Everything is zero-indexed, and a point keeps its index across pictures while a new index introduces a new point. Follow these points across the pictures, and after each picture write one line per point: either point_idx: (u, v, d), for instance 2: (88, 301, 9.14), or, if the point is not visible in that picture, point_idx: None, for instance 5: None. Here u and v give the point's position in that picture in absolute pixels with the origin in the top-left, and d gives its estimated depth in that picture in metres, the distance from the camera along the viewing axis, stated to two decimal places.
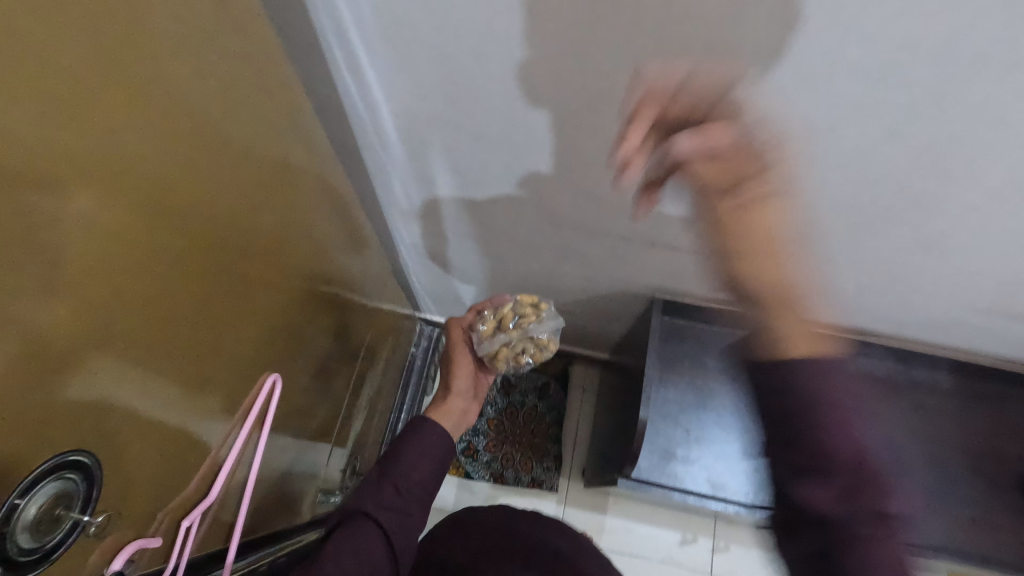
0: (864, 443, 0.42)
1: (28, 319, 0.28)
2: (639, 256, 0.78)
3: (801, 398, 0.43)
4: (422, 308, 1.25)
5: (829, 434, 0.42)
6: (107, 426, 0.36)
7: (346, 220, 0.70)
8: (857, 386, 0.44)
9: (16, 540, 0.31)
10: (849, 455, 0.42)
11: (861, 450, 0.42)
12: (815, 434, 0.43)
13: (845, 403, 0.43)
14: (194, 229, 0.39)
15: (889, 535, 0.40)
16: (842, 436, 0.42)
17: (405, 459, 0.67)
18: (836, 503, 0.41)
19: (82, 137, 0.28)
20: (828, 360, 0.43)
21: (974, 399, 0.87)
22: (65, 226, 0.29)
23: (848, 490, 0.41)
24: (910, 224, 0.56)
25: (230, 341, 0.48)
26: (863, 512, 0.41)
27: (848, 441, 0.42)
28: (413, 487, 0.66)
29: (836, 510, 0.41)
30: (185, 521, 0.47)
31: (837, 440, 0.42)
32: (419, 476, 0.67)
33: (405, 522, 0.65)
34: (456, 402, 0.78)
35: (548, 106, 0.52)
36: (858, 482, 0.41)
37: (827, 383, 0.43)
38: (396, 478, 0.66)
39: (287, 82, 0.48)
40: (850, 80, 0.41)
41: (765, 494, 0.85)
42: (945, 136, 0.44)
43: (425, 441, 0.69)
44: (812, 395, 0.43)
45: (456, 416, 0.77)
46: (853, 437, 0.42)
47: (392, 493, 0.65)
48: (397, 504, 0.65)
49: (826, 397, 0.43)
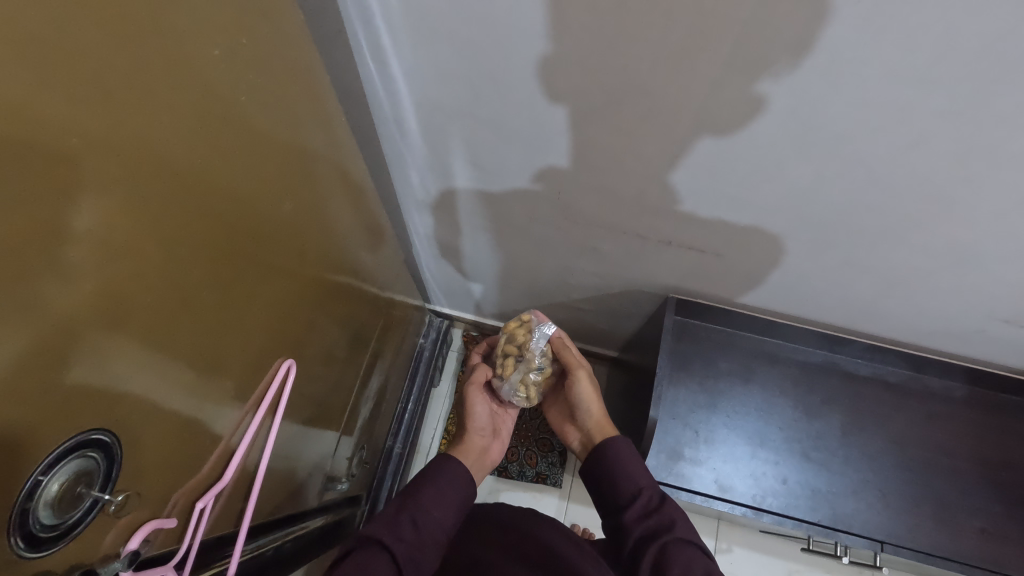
0: (650, 484, 0.61)
1: (47, 302, 0.28)
2: (656, 255, 0.77)
3: (608, 462, 0.63)
4: (432, 299, 1.25)
5: (623, 481, 0.61)
6: (125, 408, 0.36)
7: (362, 209, 0.69)
8: (627, 445, 0.64)
9: (38, 515, 0.31)
10: (627, 488, 0.61)
11: (652, 487, 0.61)
12: (619, 487, 0.61)
13: (626, 449, 0.64)
14: (212, 216, 0.40)
15: (696, 562, 0.54)
16: (626, 480, 0.61)
17: (429, 492, 0.61)
18: (643, 534, 0.57)
19: (105, 124, 0.29)
20: (616, 438, 0.65)
21: (988, 409, 0.86)
22: (87, 210, 0.29)
23: (651, 532, 0.56)
24: (931, 232, 0.55)
25: (244, 328, 0.48)
26: (658, 535, 0.56)
27: (630, 483, 0.61)
28: (433, 522, 0.59)
29: (644, 544, 0.56)
30: (200, 502, 0.47)
31: (623, 481, 0.61)
32: (441, 513, 0.61)
33: (420, 561, 0.57)
34: (476, 440, 0.78)
35: (571, 100, 0.51)
36: (659, 521, 0.57)
37: (628, 448, 0.64)
38: (416, 512, 0.59)
39: (309, 68, 0.48)
40: (881, 82, 0.40)
41: (775, 499, 0.84)
42: (978, 142, 0.43)
43: (451, 474, 0.64)
44: (612, 457, 0.63)
45: (475, 454, 0.77)
46: (632, 479, 0.61)
47: (410, 527, 0.58)
48: (414, 540, 0.57)
49: (629, 457, 0.63)
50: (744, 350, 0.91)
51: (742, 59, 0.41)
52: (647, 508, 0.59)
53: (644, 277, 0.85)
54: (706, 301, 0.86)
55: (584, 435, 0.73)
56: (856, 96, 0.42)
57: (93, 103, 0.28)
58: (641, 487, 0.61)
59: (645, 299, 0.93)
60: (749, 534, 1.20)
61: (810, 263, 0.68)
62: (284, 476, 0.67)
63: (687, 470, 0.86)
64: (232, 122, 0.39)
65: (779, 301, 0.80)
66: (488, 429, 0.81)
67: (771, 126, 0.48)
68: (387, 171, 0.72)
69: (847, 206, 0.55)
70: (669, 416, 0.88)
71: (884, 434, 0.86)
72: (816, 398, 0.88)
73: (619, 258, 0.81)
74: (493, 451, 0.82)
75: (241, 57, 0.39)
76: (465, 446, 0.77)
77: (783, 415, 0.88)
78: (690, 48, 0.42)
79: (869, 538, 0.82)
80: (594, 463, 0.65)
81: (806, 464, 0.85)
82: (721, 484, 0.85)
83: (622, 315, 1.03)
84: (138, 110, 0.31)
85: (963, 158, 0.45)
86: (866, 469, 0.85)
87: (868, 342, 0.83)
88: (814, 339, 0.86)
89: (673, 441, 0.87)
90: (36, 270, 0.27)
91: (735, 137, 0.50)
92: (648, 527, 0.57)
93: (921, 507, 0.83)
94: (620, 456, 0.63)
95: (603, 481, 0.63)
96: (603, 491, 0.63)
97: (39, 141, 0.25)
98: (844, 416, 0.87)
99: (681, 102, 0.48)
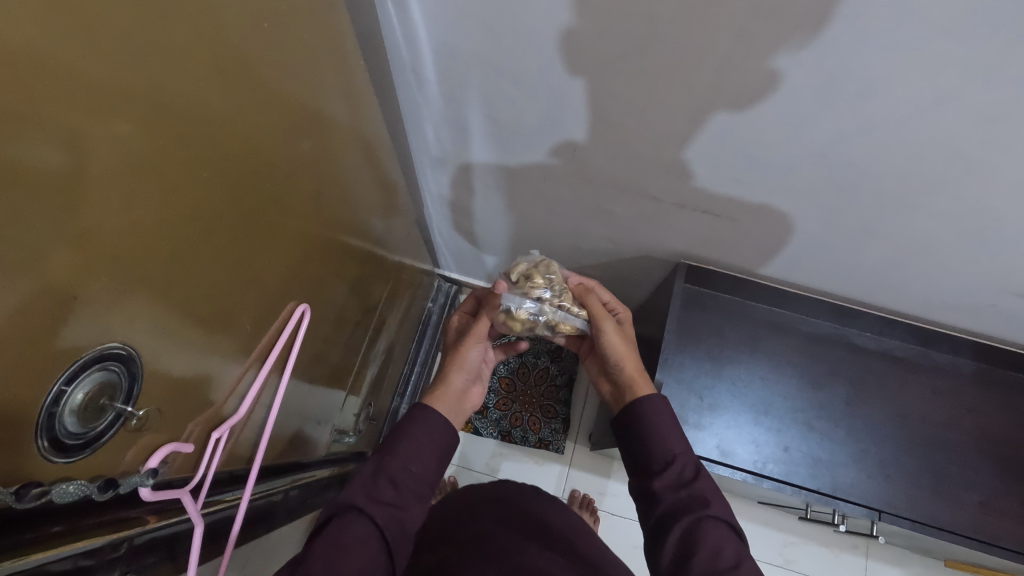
0: (684, 452, 0.61)
1: (59, 234, 0.28)
2: (670, 219, 0.77)
3: (644, 423, 0.63)
4: (441, 264, 1.26)
5: (657, 446, 0.61)
6: (140, 336, 0.36)
7: (376, 164, 0.70)
8: (667, 409, 0.63)
9: (63, 422, 0.32)
10: (661, 455, 0.60)
11: (687, 456, 0.60)
12: (652, 452, 0.61)
13: (663, 415, 0.63)
14: (220, 165, 0.39)
15: (727, 543, 0.54)
16: (661, 445, 0.61)
17: (405, 446, 0.58)
18: (670, 500, 0.57)
19: (110, 61, 0.28)
20: (656, 396, 0.64)
21: (992, 386, 0.86)
22: (100, 141, 0.29)
23: (682, 505, 0.57)
24: (953, 197, 0.54)
25: (256, 276, 0.49)
26: (682, 503, 0.57)
27: (665, 449, 0.61)
28: (414, 479, 0.57)
29: (667, 508, 0.57)
30: (215, 433, 0.48)
31: (657, 447, 0.61)
32: (420, 468, 0.58)
33: (405, 520, 0.55)
34: (456, 383, 0.69)
35: (587, 52, 0.50)
36: (692, 496, 0.57)
37: (666, 411, 0.63)
38: (393, 470, 0.56)
39: (329, 9, 0.47)
40: (914, 34, 0.38)
41: (775, 467, 0.85)
42: (1009, 103, 0.42)
43: (430, 427, 0.60)
44: (649, 418, 0.62)
45: (453, 399, 0.68)
46: (666, 445, 0.61)
47: (388, 487, 0.55)
48: (397, 501, 0.55)
49: (665, 420, 0.62)
50: (753, 320, 0.92)
51: (767, 6, 0.40)
52: (680, 479, 0.59)
53: (657, 243, 0.85)
54: (717, 269, 0.86)
55: (616, 387, 0.70)
56: (882, 61, 0.42)
57: (101, 35, 0.27)
58: (675, 454, 0.60)
59: (656, 266, 0.93)
60: (749, 506, 1.22)
61: (823, 231, 0.67)
62: (295, 423, 0.69)
63: (690, 434, 0.87)
64: (245, 76, 0.39)
65: (791, 271, 0.80)
66: (472, 373, 0.72)
67: (791, 94, 0.48)
68: (402, 124, 0.72)
69: (864, 171, 0.55)
70: (675, 381, 0.89)
71: (888, 406, 0.87)
72: (821, 368, 0.89)
73: (632, 222, 0.81)
74: (474, 397, 0.74)
75: (255, 6, 0.38)
76: (443, 391, 0.67)
77: (787, 385, 0.88)
78: (715, 10, 0.42)
79: (867, 507, 0.83)
80: (628, 421, 0.64)
81: (808, 433, 0.86)
82: (722, 450, 0.86)
83: (632, 282, 1.03)
84: (153, 56, 0.30)
85: (987, 119, 0.44)
86: (869, 440, 0.85)
87: (878, 315, 0.83)
88: (824, 310, 0.86)
89: (678, 406, 0.88)
90: (51, 214, 0.27)
91: (750, 108, 0.51)
92: (679, 500, 0.57)
93: (921, 480, 0.83)
94: (657, 422, 0.62)
95: (636, 445, 0.63)
96: (635, 454, 0.63)
97: (61, 65, 0.25)
98: (849, 388, 0.88)
99: (704, 60, 0.47)
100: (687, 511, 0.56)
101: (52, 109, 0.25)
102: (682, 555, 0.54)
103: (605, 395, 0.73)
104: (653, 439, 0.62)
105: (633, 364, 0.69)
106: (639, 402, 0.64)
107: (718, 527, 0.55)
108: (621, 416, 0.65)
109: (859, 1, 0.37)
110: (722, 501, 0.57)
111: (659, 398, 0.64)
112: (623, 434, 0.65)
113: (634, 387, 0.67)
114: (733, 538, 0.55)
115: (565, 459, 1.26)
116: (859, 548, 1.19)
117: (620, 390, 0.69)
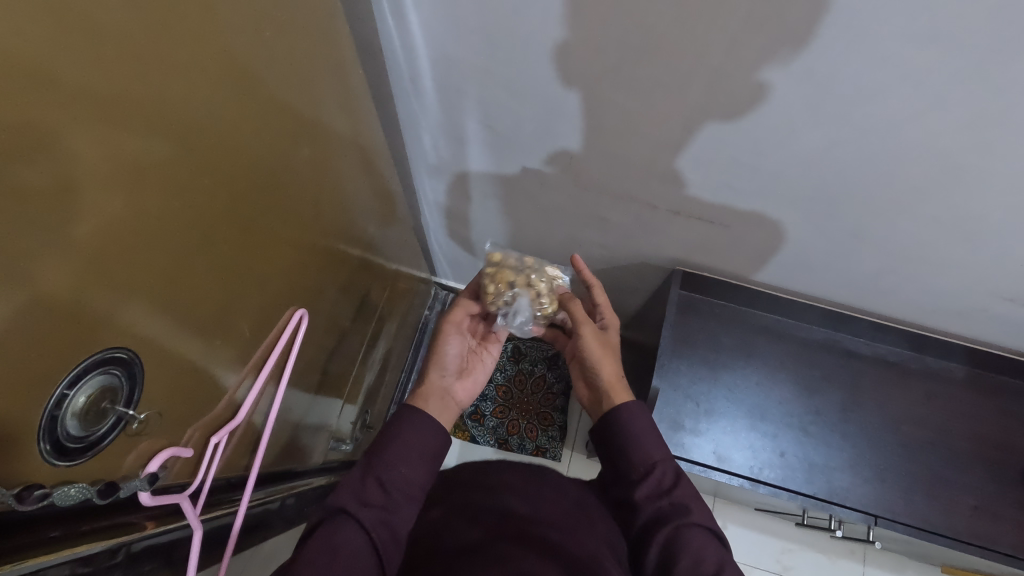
0: (663, 458, 0.61)
1: (58, 238, 0.28)
2: (665, 227, 0.77)
3: (622, 432, 0.63)
4: (438, 272, 1.27)
5: (636, 455, 0.61)
6: (140, 341, 0.37)
7: (374, 172, 0.70)
8: (645, 417, 0.64)
9: (65, 424, 0.33)
10: (640, 463, 0.61)
11: (666, 463, 0.61)
12: (630, 461, 0.61)
13: (642, 424, 0.63)
14: (218, 173, 0.40)
15: (709, 549, 0.54)
16: (639, 453, 0.61)
17: (394, 449, 0.58)
18: (649, 509, 0.57)
19: (111, 69, 0.28)
20: (635, 404, 0.64)
21: (985, 391, 0.87)
22: (100, 143, 0.29)
23: (662, 514, 0.57)
24: (942, 204, 0.55)
25: (255, 282, 0.49)
26: (662, 511, 0.57)
27: (644, 458, 0.61)
28: (400, 480, 0.56)
29: (647, 517, 0.57)
30: (214, 437, 0.48)
31: (635, 456, 0.61)
32: (412, 471, 0.58)
33: (393, 522, 0.54)
34: (435, 379, 0.69)
35: (582, 62, 0.51)
36: (672, 504, 0.57)
37: (644, 419, 0.63)
38: (380, 471, 0.56)
39: (330, 19, 0.48)
40: (900, 43, 0.39)
41: (771, 472, 0.85)
42: (995, 109, 0.43)
43: (418, 429, 0.60)
44: (628, 427, 0.63)
45: (439, 397, 0.67)
46: (645, 453, 0.61)
47: (376, 488, 0.55)
48: (385, 503, 0.55)
49: (644, 428, 0.63)
50: (748, 326, 0.92)
51: (760, 13, 0.40)
52: (659, 487, 0.59)
53: (652, 250, 0.86)
54: (713, 275, 0.87)
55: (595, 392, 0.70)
56: (869, 68, 0.42)
57: (103, 42, 0.27)
58: (655, 461, 0.61)
59: (652, 273, 0.93)
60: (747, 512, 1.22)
61: (816, 238, 0.68)
62: (292, 431, 0.69)
63: (687, 440, 0.87)
64: (244, 86, 0.40)
65: (785, 277, 0.80)
66: (455, 368, 0.72)
67: (782, 103, 0.48)
68: (400, 133, 0.73)
69: (855, 178, 0.56)
70: (671, 387, 0.89)
71: (882, 411, 0.87)
72: (816, 373, 0.90)
73: (628, 230, 0.82)
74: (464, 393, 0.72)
75: (254, 15, 0.38)
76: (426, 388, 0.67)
77: (782, 390, 0.89)
78: (707, 20, 0.42)
79: (863, 512, 0.83)
80: (606, 429, 0.64)
81: (804, 438, 0.87)
82: (719, 455, 0.86)
83: (629, 289, 1.04)
84: (155, 62, 0.31)
85: (975, 126, 0.45)
86: (863, 446, 0.86)
87: (872, 320, 0.84)
88: (818, 315, 0.87)
89: (674, 412, 0.89)
90: (50, 218, 0.27)
91: (742, 116, 0.52)
92: (659, 508, 0.57)
93: (916, 484, 0.84)
94: (634, 431, 0.62)
95: (613, 455, 0.63)
96: (613, 464, 0.63)
97: (61, 70, 0.26)
98: (843, 393, 0.88)
99: (696, 69, 0.47)
100: (666, 519, 0.56)
101: (54, 116, 0.26)
102: (663, 565, 0.54)
103: (583, 400, 0.74)
104: (632, 448, 0.62)
105: (615, 375, 0.69)
106: (619, 410, 0.64)
107: (698, 535, 0.55)
108: (599, 421, 0.66)
109: (844, 10, 0.38)
110: (702, 509, 0.57)
111: (638, 405, 0.65)
112: (599, 446, 0.65)
113: (611, 396, 0.67)
114: (714, 546, 0.55)
115: (562, 467, 1.26)
116: (857, 554, 1.19)
117: (598, 396, 0.69)
